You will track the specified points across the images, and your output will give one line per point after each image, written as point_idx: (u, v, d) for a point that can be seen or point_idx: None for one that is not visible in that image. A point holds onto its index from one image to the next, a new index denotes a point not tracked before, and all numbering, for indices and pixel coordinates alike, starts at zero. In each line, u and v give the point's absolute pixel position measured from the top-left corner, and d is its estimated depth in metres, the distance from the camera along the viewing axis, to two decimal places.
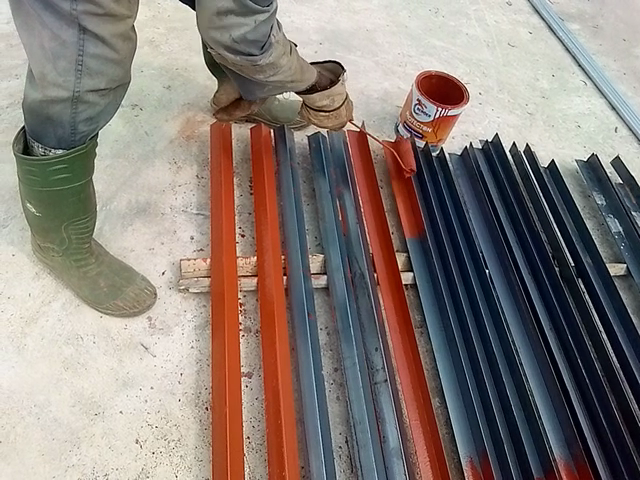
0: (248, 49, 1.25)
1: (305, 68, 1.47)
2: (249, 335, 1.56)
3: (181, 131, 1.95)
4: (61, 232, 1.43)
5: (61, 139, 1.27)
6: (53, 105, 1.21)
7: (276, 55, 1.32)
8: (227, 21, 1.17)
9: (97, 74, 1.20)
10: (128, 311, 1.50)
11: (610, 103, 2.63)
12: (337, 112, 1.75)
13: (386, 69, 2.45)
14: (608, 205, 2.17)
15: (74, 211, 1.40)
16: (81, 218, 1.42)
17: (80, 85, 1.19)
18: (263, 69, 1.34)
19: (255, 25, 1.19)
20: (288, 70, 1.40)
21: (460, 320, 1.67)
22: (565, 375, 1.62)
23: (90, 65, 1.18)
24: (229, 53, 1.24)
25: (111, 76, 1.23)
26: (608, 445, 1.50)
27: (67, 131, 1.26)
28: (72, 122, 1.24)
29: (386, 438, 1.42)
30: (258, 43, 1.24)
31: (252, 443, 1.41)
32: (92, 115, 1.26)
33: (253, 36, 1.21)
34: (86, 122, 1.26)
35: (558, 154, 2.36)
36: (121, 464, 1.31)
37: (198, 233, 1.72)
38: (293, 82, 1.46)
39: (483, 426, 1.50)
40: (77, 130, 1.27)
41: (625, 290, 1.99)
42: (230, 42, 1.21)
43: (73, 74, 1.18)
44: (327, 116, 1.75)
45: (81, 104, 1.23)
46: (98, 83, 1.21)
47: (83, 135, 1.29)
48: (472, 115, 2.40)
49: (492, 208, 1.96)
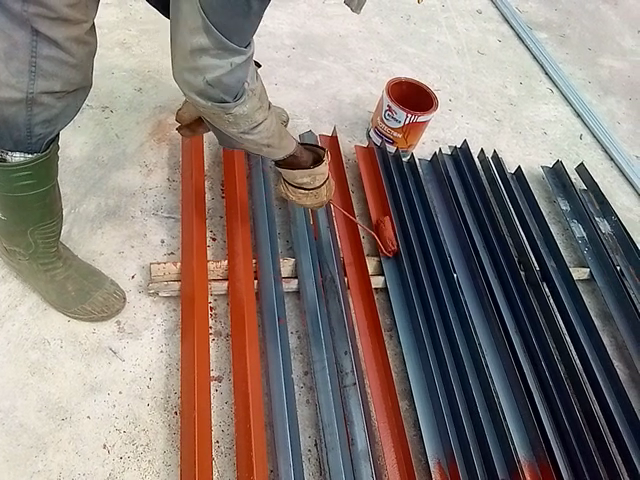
0: (221, 96, 1.13)
1: (284, 135, 1.35)
2: (219, 339, 1.57)
3: (153, 134, 1.94)
4: (27, 238, 1.41)
5: (18, 142, 1.24)
6: (7, 107, 1.18)
7: (252, 108, 1.20)
8: (200, 60, 1.07)
9: (51, 75, 1.19)
10: (97, 315, 1.49)
11: (575, 111, 2.71)
12: (318, 191, 1.59)
13: (358, 74, 2.49)
14: (572, 210, 2.24)
15: (40, 218, 1.38)
16: (46, 223, 1.40)
17: (33, 86, 1.18)
18: (237, 123, 1.21)
19: (231, 69, 1.09)
20: (265, 130, 1.27)
21: (428, 323, 1.70)
22: (529, 376, 1.67)
23: (44, 67, 1.17)
24: (201, 98, 1.13)
25: (67, 79, 1.22)
26: (569, 444, 1.56)
27: (23, 133, 1.23)
28: (27, 124, 1.22)
29: (354, 440, 1.44)
30: (233, 90, 1.13)
31: (221, 447, 1.42)
32: (48, 118, 1.24)
33: (229, 81, 1.11)
34: (43, 124, 1.24)
35: (525, 160, 2.43)
36: (88, 469, 1.31)
37: (169, 237, 1.72)
38: (270, 147, 1.32)
39: (450, 427, 1.53)
40: (33, 133, 1.24)
41: (587, 293, 2.06)
42: (203, 85, 1.10)
43: (26, 76, 1.16)
44: (306, 195, 1.59)
45: (36, 106, 1.21)
46: (53, 85, 1.20)
47: (40, 138, 1.26)
48: (442, 121, 2.45)
49: (460, 213, 2.00)
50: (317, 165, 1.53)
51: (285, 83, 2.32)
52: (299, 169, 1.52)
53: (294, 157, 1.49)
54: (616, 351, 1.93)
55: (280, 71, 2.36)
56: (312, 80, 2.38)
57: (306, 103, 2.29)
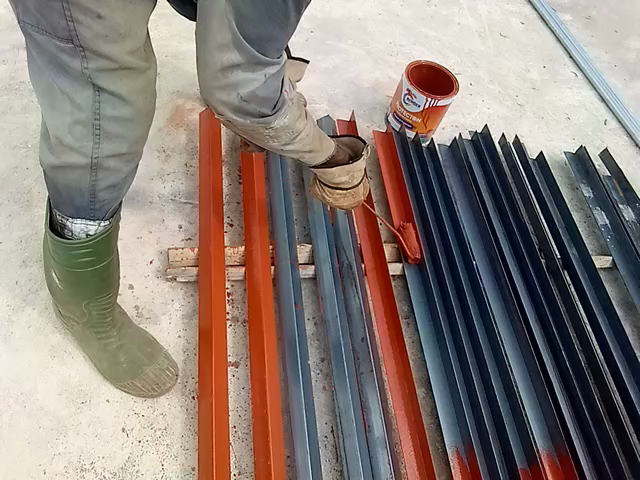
0: (259, 109, 1.09)
1: (323, 137, 1.34)
2: (236, 324, 1.57)
3: (171, 119, 1.94)
4: (81, 307, 1.32)
5: (82, 209, 1.16)
6: (72, 172, 1.11)
7: (292, 118, 1.18)
8: (233, 76, 1.03)
9: (117, 137, 1.10)
10: (147, 393, 1.38)
11: (600, 95, 2.64)
12: (354, 190, 1.56)
13: (377, 58, 2.44)
14: (595, 197, 2.19)
15: (84, 278, 1.25)
16: (103, 295, 1.31)
17: (99, 149, 1.09)
18: (277, 135, 1.19)
19: (265, 80, 1.05)
20: (306, 136, 1.25)
21: (447, 311, 1.69)
22: (549, 366, 1.65)
23: (109, 129, 1.08)
24: (237, 116, 1.10)
25: (134, 138, 1.12)
26: (589, 435, 1.54)
27: (86, 199, 1.15)
28: (91, 190, 1.14)
29: (370, 426, 1.43)
30: (271, 102, 1.09)
31: (238, 431, 1.42)
32: (114, 183, 1.15)
33: (264, 93, 1.07)
34: (108, 190, 1.15)
35: (548, 145, 2.37)
36: (107, 452, 1.31)
37: (186, 223, 1.72)
38: (312, 152, 1.31)
39: (468, 416, 1.52)
40: (96, 198, 1.15)
41: (609, 282, 2.01)
42: (238, 101, 1.06)
43: (90, 139, 1.08)
44: (344, 195, 1.56)
45: (101, 171, 1.12)
46: (118, 147, 1.11)
47: (103, 205, 1.17)
48: (463, 106, 2.40)
49: (480, 200, 1.97)
50: (356, 161, 1.49)
51: None
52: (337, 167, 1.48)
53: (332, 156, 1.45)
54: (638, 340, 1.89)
55: (297, 55, 2.33)
56: (330, 64, 2.34)
57: (323, 87, 2.25)
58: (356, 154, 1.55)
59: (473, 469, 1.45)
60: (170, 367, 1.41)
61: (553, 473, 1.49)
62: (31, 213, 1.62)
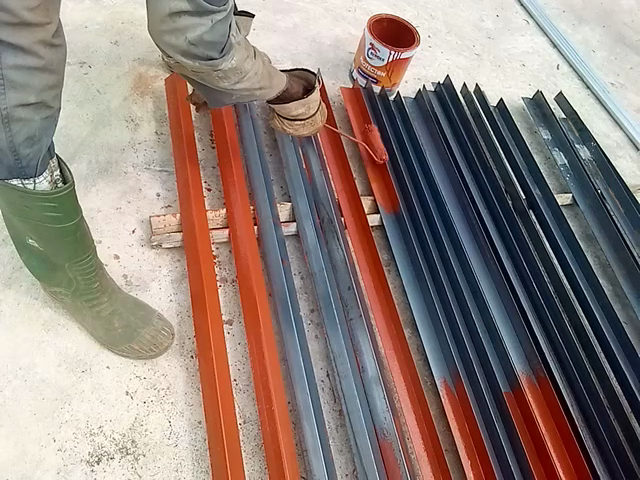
0: (207, 53, 1.13)
1: (273, 72, 1.37)
2: (226, 284, 1.60)
3: (136, 88, 1.91)
4: (65, 271, 1.33)
5: (10, 169, 1.12)
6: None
7: (239, 59, 1.22)
8: (181, 21, 1.06)
9: (22, 86, 1.04)
10: (145, 354, 1.41)
11: (551, 41, 2.73)
12: (313, 118, 1.64)
13: (335, 15, 2.44)
14: (553, 138, 2.29)
15: (57, 237, 1.25)
16: (83, 257, 1.32)
17: (5, 99, 1.03)
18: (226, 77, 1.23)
19: (212, 25, 1.09)
20: (253, 76, 1.29)
21: (426, 255, 1.77)
22: (523, 298, 1.76)
23: (13, 77, 1.03)
24: (186, 59, 1.13)
25: (42, 86, 1.07)
26: (563, 357, 1.66)
27: (11, 159, 1.10)
28: (12, 147, 1.08)
29: (364, 367, 1.51)
30: (219, 45, 1.13)
31: (239, 384, 1.47)
32: (30, 134, 1.09)
33: (212, 38, 1.10)
34: (27, 143, 1.09)
35: (506, 93, 2.45)
36: (114, 415, 1.34)
37: (164, 190, 1.72)
38: (262, 90, 1.35)
39: (453, 349, 1.62)
40: (20, 155, 1.10)
41: (571, 218, 2.15)
42: (187, 45, 1.10)
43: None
44: (303, 124, 1.64)
45: (15, 123, 1.06)
46: (28, 96, 1.05)
47: (30, 161, 1.12)
48: (423, 58, 2.45)
49: (448, 148, 2.03)
50: (310, 93, 1.57)
51: (263, 28, 2.27)
52: (292, 100, 1.57)
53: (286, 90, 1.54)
54: (601, 269, 2.05)
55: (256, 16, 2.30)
56: (290, 24, 2.33)
57: (286, 47, 2.25)
58: (311, 84, 1.61)
59: (461, 396, 1.56)
60: (165, 327, 1.44)
61: (533, 394, 1.61)
62: None
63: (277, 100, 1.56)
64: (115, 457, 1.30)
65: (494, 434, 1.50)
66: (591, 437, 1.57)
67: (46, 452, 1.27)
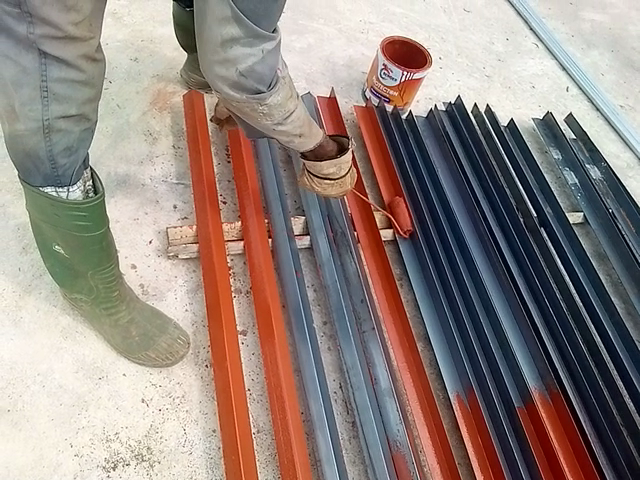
0: (256, 86, 1.12)
1: (312, 123, 1.35)
2: (240, 295, 1.62)
3: (155, 104, 1.96)
4: (88, 279, 1.35)
5: (46, 176, 1.17)
6: (25, 138, 1.11)
7: (284, 97, 1.20)
8: (232, 50, 1.05)
9: (65, 99, 1.10)
10: (161, 363, 1.42)
11: (560, 64, 2.78)
12: (343, 180, 1.56)
13: (349, 36, 2.51)
14: (564, 158, 2.32)
15: (85, 246, 1.28)
16: (107, 266, 1.34)
17: (48, 111, 1.09)
18: (271, 114, 1.21)
19: (263, 56, 1.07)
20: (297, 119, 1.27)
21: (438, 269, 1.79)
22: (535, 313, 1.77)
23: (57, 90, 1.08)
24: (235, 91, 1.12)
25: (83, 99, 1.12)
26: (576, 373, 1.67)
27: (47, 166, 1.16)
28: (49, 155, 1.14)
29: (377, 379, 1.51)
30: (267, 79, 1.12)
31: (253, 394, 1.48)
32: (69, 145, 1.15)
33: (262, 69, 1.09)
34: (64, 153, 1.15)
35: (516, 113, 2.49)
36: (130, 422, 1.34)
37: (181, 202, 1.75)
38: (303, 137, 1.33)
39: (465, 363, 1.63)
40: (57, 164, 1.16)
41: (583, 236, 2.16)
42: (237, 76, 1.09)
43: (39, 102, 1.08)
44: (332, 185, 1.56)
45: (54, 134, 1.12)
46: (69, 108, 1.11)
47: (65, 169, 1.18)
48: (434, 79, 2.50)
49: (459, 165, 2.06)
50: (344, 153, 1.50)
51: None
52: (325, 158, 1.50)
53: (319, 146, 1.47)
54: (612, 286, 2.05)
55: None
56: (304, 44, 2.39)
57: (300, 67, 2.31)
58: (345, 146, 1.54)
59: (474, 410, 1.57)
60: (181, 336, 1.46)
61: (546, 409, 1.60)
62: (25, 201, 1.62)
63: (310, 155, 1.49)
64: (131, 464, 1.29)
65: (508, 448, 1.50)
66: (605, 454, 1.57)
67: (63, 457, 1.27)
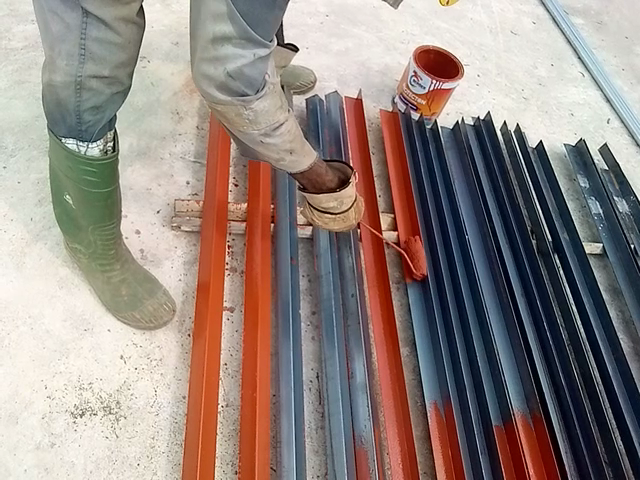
0: (243, 89, 1.06)
1: (305, 141, 1.24)
2: (234, 273, 1.66)
3: (186, 86, 2.04)
4: (87, 233, 1.43)
5: (70, 128, 1.24)
6: (58, 90, 1.18)
7: (273, 105, 1.11)
8: (222, 49, 1.00)
9: (100, 59, 1.16)
10: (143, 324, 1.47)
11: (605, 96, 2.70)
12: (345, 215, 1.47)
13: (388, 45, 2.53)
14: (590, 188, 2.25)
15: (89, 201, 1.36)
16: (106, 223, 1.42)
17: (82, 69, 1.16)
18: (257, 122, 1.11)
19: (253, 59, 1.02)
20: (286, 132, 1.16)
21: (437, 278, 1.77)
22: (530, 335, 1.72)
23: (93, 50, 1.15)
24: (222, 93, 1.05)
25: (116, 63, 1.18)
26: (564, 403, 1.60)
27: (73, 120, 1.22)
28: (77, 110, 1.20)
29: (353, 373, 1.51)
30: (256, 83, 1.06)
31: (228, 369, 1.50)
32: (96, 105, 1.21)
33: (251, 73, 1.04)
34: (91, 111, 1.21)
35: (549, 137, 2.45)
36: (104, 375, 1.40)
37: (194, 179, 1.81)
38: (293, 154, 1.21)
39: (448, 373, 1.59)
40: (82, 120, 1.22)
41: (599, 268, 2.07)
42: (225, 77, 1.03)
43: (76, 59, 1.15)
44: (333, 220, 1.48)
45: (85, 91, 1.19)
46: (102, 68, 1.17)
47: (89, 126, 1.24)
48: (468, 95, 2.49)
49: (476, 179, 2.04)
50: (344, 187, 1.40)
51: (316, 48, 2.39)
52: (325, 190, 1.40)
53: (321, 180, 1.37)
54: (623, 324, 1.95)
55: (312, 37, 2.42)
56: (342, 47, 2.44)
57: (334, 68, 2.35)
58: (347, 177, 1.44)
59: (449, 420, 1.53)
60: (168, 302, 1.50)
61: (526, 433, 1.55)
62: None
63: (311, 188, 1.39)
64: (97, 414, 1.35)
65: (477, 465, 1.46)
66: None
67: (35, 397, 1.34)
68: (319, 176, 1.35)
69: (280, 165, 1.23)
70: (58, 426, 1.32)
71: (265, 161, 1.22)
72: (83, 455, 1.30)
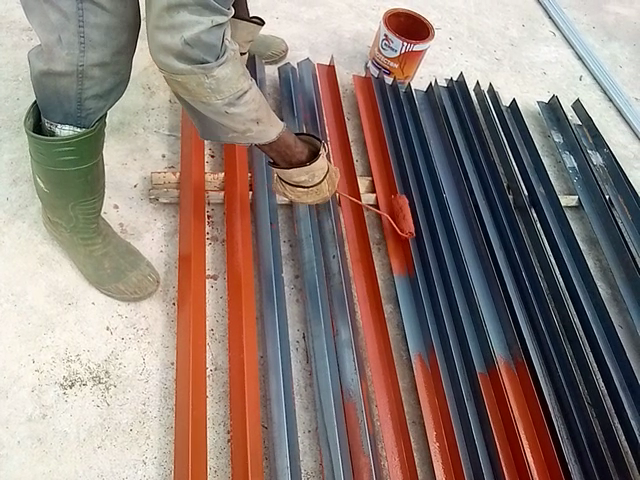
0: (202, 56, 1.02)
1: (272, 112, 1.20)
2: (215, 242, 1.66)
3: (156, 60, 2.01)
4: (68, 210, 1.42)
5: (68, 114, 1.26)
6: (59, 78, 1.19)
7: (236, 73, 1.08)
8: (177, 17, 0.98)
9: (100, 46, 1.17)
10: (128, 296, 1.48)
11: (576, 53, 2.72)
12: (318, 187, 1.42)
13: (359, 11, 2.52)
14: (565, 142, 2.28)
15: (68, 179, 1.35)
16: (88, 199, 1.41)
17: (84, 58, 1.17)
18: (220, 91, 1.07)
19: (211, 25, 1.00)
20: (251, 101, 1.12)
21: (417, 236, 1.80)
22: (510, 285, 1.75)
23: (93, 37, 1.15)
24: (180, 62, 1.03)
25: (116, 48, 1.19)
26: (546, 348, 1.65)
27: (73, 106, 1.24)
28: (78, 97, 1.22)
29: (338, 332, 1.54)
30: (214, 48, 1.03)
31: (215, 334, 1.52)
32: (99, 92, 1.23)
33: (208, 39, 1.01)
34: (93, 98, 1.24)
35: (522, 96, 2.46)
36: (92, 347, 1.41)
37: (169, 152, 1.81)
38: (260, 123, 1.16)
39: (432, 326, 1.63)
40: (83, 106, 1.24)
41: (575, 220, 2.11)
42: (182, 45, 1.00)
43: (76, 48, 1.15)
44: (306, 193, 1.42)
45: (87, 80, 1.20)
46: (103, 56, 1.18)
47: (89, 113, 1.26)
48: (441, 58, 2.49)
49: (452, 139, 2.06)
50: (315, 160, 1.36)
51: (286, 18, 2.37)
52: (296, 164, 1.35)
53: (290, 152, 1.32)
54: (601, 272, 1.99)
55: (281, 6, 2.40)
56: (313, 16, 2.42)
57: (306, 36, 2.34)
58: (317, 150, 1.39)
59: (434, 371, 1.57)
60: (151, 273, 1.51)
61: (510, 379, 1.59)
62: (21, 138, 1.70)
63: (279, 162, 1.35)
64: (87, 385, 1.36)
65: (463, 411, 1.51)
66: (566, 429, 1.56)
67: (24, 371, 1.35)
68: (287, 147, 1.30)
69: (248, 137, 1.19)
70: (49, 397, 1.33)
71: (233, 136, 1.18)
72: (75, 424, 1.31)
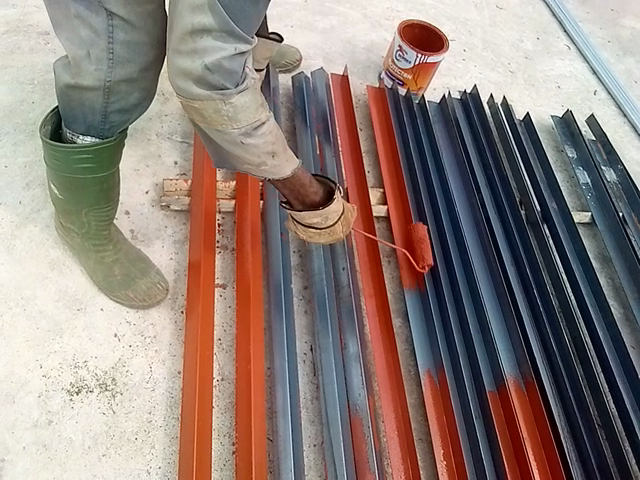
0: (222, 82, 1.02)
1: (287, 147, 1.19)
2: (225, 251, 1.66)
3: (171, 66, 2.02)
4: (81, 216, 1.42)
5: (91, 126, 1.27)
6: (86, 92, 1.20)
7: (254, 103, 1.08)
8: (201, 42, 0.99)
9: (128, 63, 1.17)
10: (137, 303, 1.47)
11: (591, 68, 2.71)
12: (331, 229, 1.41)
13: (374, 21, 2.52)
14: (578, 158, 2.26)
15: (86, 187, 1.36)
16: (103, 207, 1.42)
17: (111, 74, 1.18)
18: (237, 119, 1.06)
19: (234, 52, 1.00)
20: (268, 133, 1.12)
21: (428, 250, 1.79)
22: (520, 302, 1.73)
23: (121, 54, 1.16)
24: (200, 87, 1.02)
25: (144, 64, 1.19)
26: (556, 366, 1.62)
27: (97, 118, 1.25)
28: (103, 111, 1.23)
29: (346, 345, 1.53)
30: (235, 76, 1.03)
31: (223, 344, 1.51)
32: (124, 107, 1.24)
33: (231, 66, 1.01)
34: (118, 112, 1.25)
35: (536, 110, 2.45)
36: (99, 353, 1.41)
37: (182, 159, 1.81)
38: (275, 157, 1.16)
39: (441, 341, 1.61)
40: (107, 119, 1.26)
41: (587, 237, 2.09)
42: (202, 70, 1.00)
43: (105, 64, 1.16)
44: (319, 234, 1.41)
45: (113, 94, 1.21)
46: (131, 72, 1.19)
47: (112, 125, 1.28)
48: (455, 70, 2.49)
49: (465, 152, 2.05)
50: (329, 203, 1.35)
51: (301, 26, 2.37)
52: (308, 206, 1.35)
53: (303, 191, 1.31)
54: (613, 290, 1.97)
55: (296, 15, 2.40)
56: (327, 25, 2.42)
57: (320, 45, 2.34)
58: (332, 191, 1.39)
59: (442, 388, 1.55)
60: (161, 281, 1.51)
61: (519, 397, 1.57)
62: (36, 142, 1.71)
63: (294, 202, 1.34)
64: (94, 392, 1.36)
65: (471, 430, 1.49)
66: (575, 450, 1.53)
67: (32, 376, 1.35)
68: (302, 187, 1.30)
69: (261, 171, 1.18)
70: (55, 403, 1.33)
71: (247, 167, 1.16)
72: (80, 431, 1.31)
